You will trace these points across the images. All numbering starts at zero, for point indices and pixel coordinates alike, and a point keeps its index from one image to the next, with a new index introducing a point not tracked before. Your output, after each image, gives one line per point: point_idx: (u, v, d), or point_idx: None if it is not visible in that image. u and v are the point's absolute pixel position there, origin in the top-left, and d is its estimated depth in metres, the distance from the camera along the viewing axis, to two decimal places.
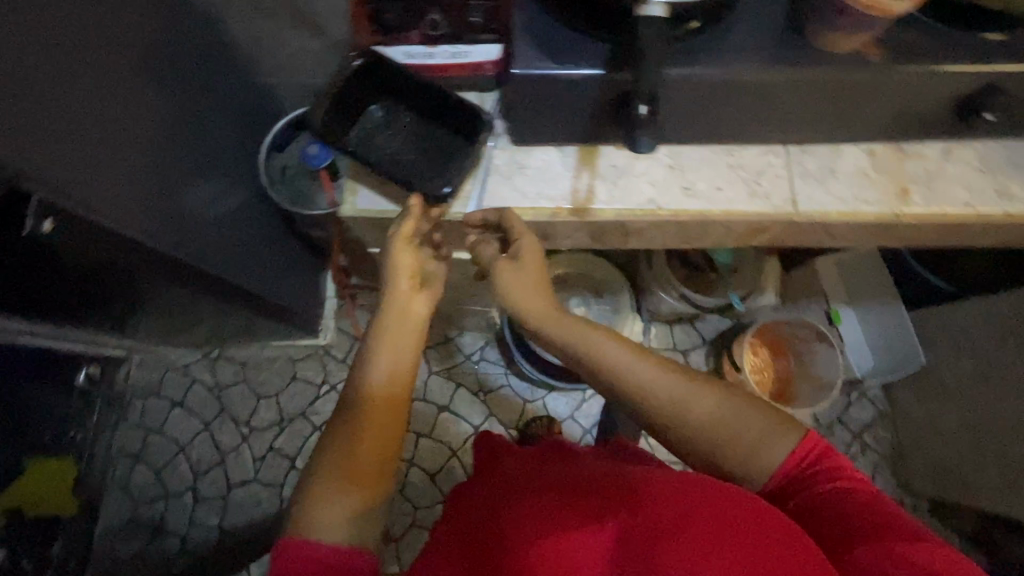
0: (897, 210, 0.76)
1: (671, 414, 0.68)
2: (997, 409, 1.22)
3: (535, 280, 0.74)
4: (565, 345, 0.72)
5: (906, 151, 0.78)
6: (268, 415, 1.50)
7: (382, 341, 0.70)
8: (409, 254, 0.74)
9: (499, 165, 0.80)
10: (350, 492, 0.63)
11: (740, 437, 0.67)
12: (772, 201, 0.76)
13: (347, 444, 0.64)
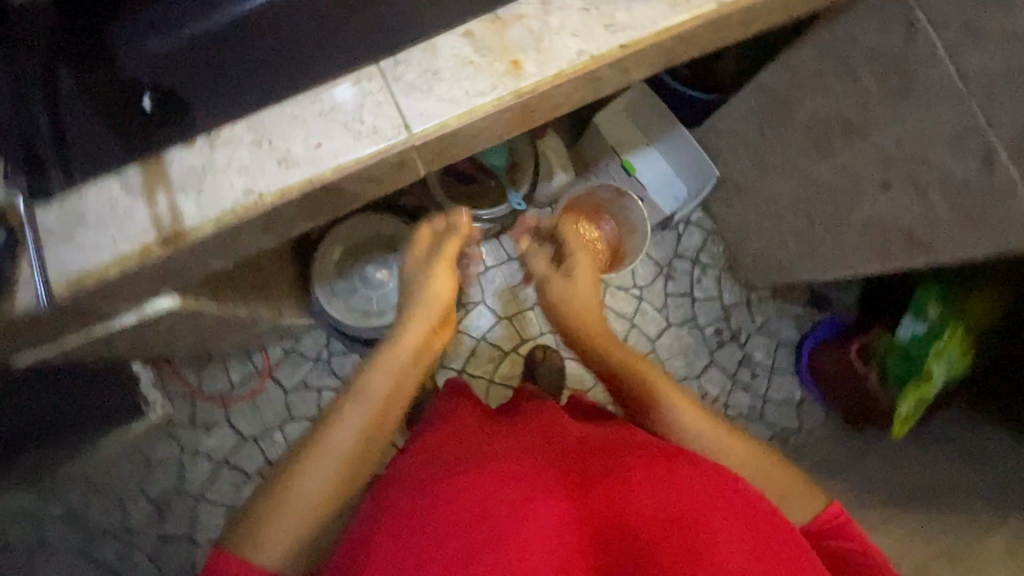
0: (512, 92, 0.58)
1: (677, 400, 0.81)
2: (778, 199, 1.26)
3: (585, 298, 0.98)
4: (606, 359, 0.90)
5: (502, 18, 0.59)
6: (141, 513, 1.39)
7: (404, 362, 0.79)
8: (446, 277, 0.91)
9: (52, 227, 0.57)
10: (319, 477, 0.68)
11: (731, 452, 0.77)
12: (382, 135, 0.58)
13: (342, 426, 0.72)
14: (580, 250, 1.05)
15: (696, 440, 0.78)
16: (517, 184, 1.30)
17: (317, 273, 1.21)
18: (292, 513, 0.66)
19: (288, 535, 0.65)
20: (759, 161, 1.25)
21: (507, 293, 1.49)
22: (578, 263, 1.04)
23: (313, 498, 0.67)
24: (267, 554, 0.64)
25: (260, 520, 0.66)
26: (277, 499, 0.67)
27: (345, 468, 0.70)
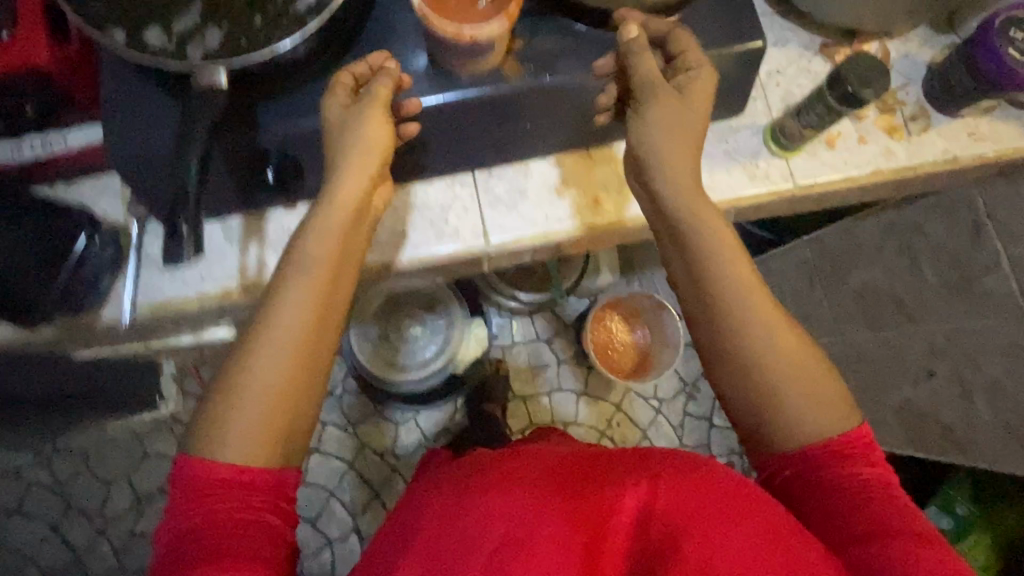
0: (588, 224, 0.63)
1: (759, 320, 0.55)
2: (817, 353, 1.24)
3: (684, 141, 0.54)
4: (660, 147, 0.53)
5: (592, 156, 0.64)
6: (121, 502, 1.39)
7: (350, 172, 0.52)
8: (381, 128, 0.52)
9: (154, 254, 0.62)
10: (239, 416, 0.51)
11: (787, 384, 0.55)
12: (462, 236, 0.62)
13: (291, 314, 0.52)
14: (698, 58, 0.54)
15: (752, 386, 0.55)
16: (562, 275, 1.36)
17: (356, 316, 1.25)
18: (250, 405, 0.51)
19: (248, 439, 0.51)
20: (806, 311, 1.25)
21: (528, 373, 1.50)
22: (694, 115, 0.53)
23: (267, 389, 0.51)
24: (233, 458, 0.50)
25: (216, 417, 0.51)
26: (229, 392, 0.51)
27: (301, 354, 0.52)
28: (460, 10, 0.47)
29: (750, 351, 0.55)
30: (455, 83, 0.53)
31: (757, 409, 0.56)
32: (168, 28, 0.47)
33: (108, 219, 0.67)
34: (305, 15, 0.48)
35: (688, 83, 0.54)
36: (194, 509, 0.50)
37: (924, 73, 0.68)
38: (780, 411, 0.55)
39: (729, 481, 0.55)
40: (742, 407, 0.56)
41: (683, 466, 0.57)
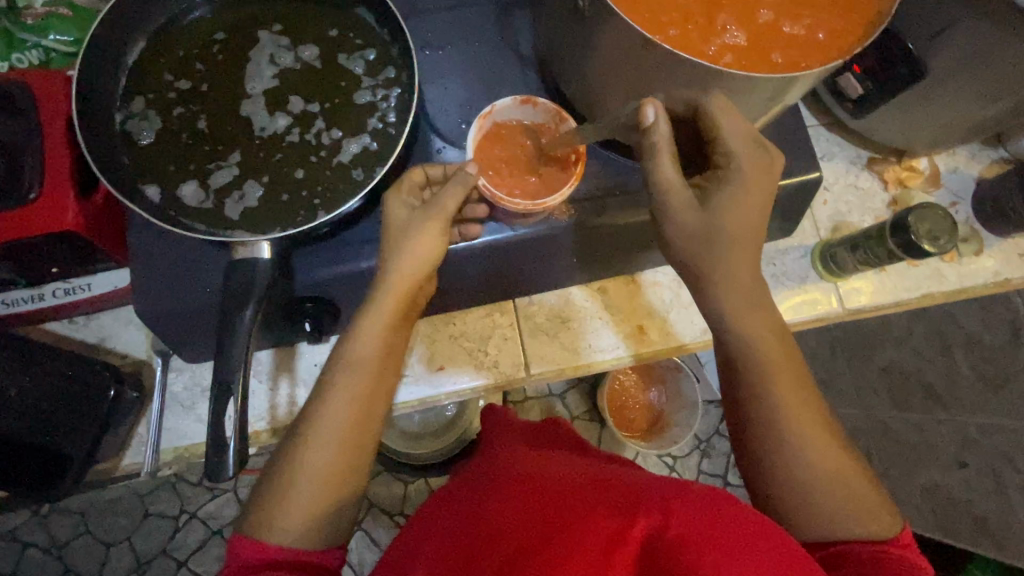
0: (635, 354, 0.59)
1: (792, 411, 0.45)
2: None
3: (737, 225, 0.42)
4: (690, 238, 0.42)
5: (636, 281, 0.60)
6: (122, 564, 1.35)
7: (418, 256, 0.44)
8: (436, 236, 0.44)
9: (178, 392, 0.54)
10: (294, 509, 0.42)
11: (813, 492, 0.45)
12: (501, 369, 0.58)
13: (347, 396, 0.44)
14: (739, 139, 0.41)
15: (774, 484, 0.45)
16: None
17: None
18: (306, 484, 0.42)
19: (298, 529, 0.42)
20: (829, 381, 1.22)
21: None
22: (727, 205, 0.42)
23: (325, 477, 0.43)
24: (283, 540, 0.41)
25: (265, 506, 0.42)
26: (285, 476, 0.43)
27: (361, 441, 0.44)
28: (518, 183, 0.48)
29: (773, 449, 0.45)
30: (505, 228, 0.49)
31: (774, 494, 0.46)
32: (207, 183, 0.45)
33: (131, 358, 0.54)
34: (350, 166, 0.46)
35: (730, 186, 0.42)
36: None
37: (973, 191, 0.66)
38: (804, 516, 0.45)
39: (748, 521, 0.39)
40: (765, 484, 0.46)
41: (699, 498, 0.40)
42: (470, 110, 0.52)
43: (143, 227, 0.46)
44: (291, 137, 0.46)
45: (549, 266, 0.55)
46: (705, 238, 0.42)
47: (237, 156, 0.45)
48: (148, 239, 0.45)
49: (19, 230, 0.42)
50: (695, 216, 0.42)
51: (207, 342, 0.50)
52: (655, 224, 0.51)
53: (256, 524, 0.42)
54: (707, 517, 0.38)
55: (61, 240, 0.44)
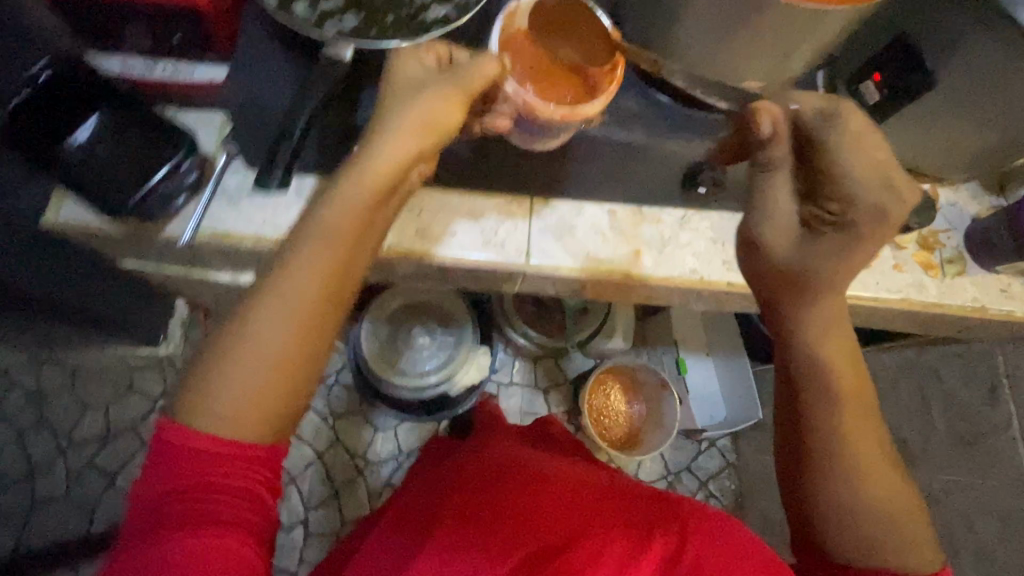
0: (626, 274, 0.65)
1: (857, 454, 0.54)
2: None
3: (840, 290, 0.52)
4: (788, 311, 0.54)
5: (644, 212, 0.66)
6: (92, 428, 1.38)
7: (392, 162, 0.49)
8: (444, 106, 0.50)
9: (229, 187, 0.62)
10: (227, 393, 0.46)
11: (870, 521, 0.54)
12: (505, 252, 0.64)
13: (301, 281, 0.47)
14: (862, 169, 0.48)
15: (827, 512, 0.55)
16: (580, 329, 1.33)
17: (372, 311, 1.25)
18: (251, 364, 0.46)
19: (238, 408, 0.46)
20: None
21: (517, 416, 1.51)
22: (822, 250, 0.51)
23: (270, 358, 0.47)
24: (216, 432, 0.46)
25: (202, 389, 0.46)
26: (221, 361, 0.47)
27: (317, 326, 0.48)
28: (546, 80, 0.57)
29: (834, 489, 0.55)
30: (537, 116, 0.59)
31: (832, 520, 0.55)
32: (316, 5, 0.54)
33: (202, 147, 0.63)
34: (431, 24, 0.56)
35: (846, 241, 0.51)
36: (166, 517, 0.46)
37: (967, 224, 0.71)
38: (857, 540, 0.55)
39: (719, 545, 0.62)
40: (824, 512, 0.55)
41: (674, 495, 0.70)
42: None
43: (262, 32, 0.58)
44: None
45: (570, 166, 0.66)
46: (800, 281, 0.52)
47: None
48: None
49: None
50: (795, 250, 0.52)
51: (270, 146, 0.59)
52: None
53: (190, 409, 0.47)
54: (711, 534, 0.63)
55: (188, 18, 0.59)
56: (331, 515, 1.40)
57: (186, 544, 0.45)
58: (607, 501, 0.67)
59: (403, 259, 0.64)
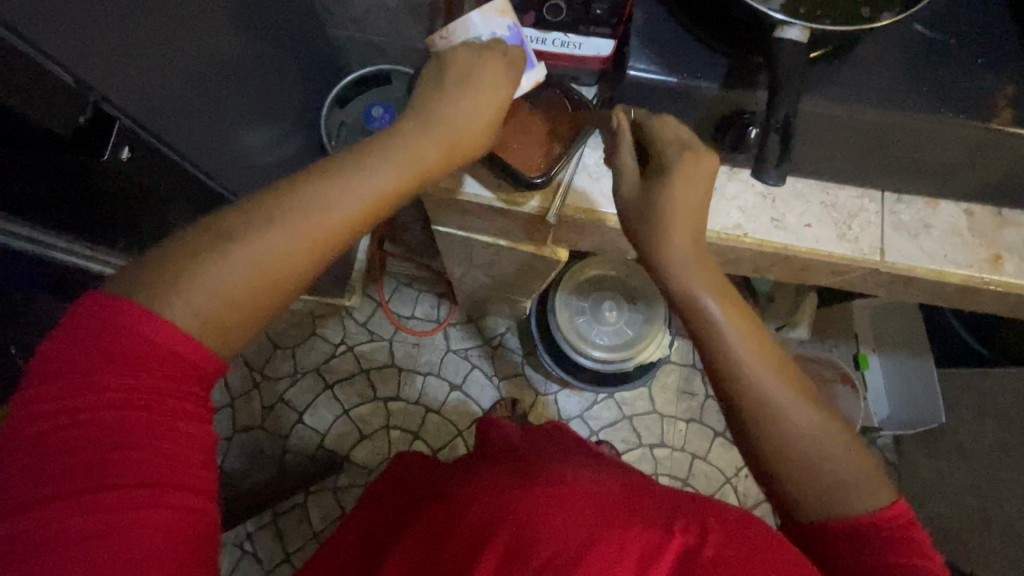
0: (989, 278, 0.62)
1: (785, 392, 0.52)
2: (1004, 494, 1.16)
3: (692, 222, 0.54)
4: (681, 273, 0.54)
5: (1004, 215, 0.63)
6: (282, 366, 1.48)
7: (420, 150, 0.52)
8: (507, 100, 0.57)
9: (589, 163, 0.66)
10: (197, 284, 0.43)
11: (812, 457, 0.51)
12: (860, 246, 0.63)
13: (324, 209, 0.47)
14: (676, 141, 0.54)
15: (790, 461, 0.52)
16: (771, 314, 1.29)
17: (564, 280, 1.27)
18: (238, 265, 0.44)
19: (205, 311, 0.44)
20: (1007, 444, 1.16)
21: (673, 394, 1.50)
22: (673, 188, 0.53)
23: (257, 264, 0.45)
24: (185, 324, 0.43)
25: (172, 284, 0.43)
26: (201, 254, 0.44)
27: (311, 250, 0.47)
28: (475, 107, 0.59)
29: (779, 440, 0.51)
30: (945, 108, 0.53)
31: (788, 478, 0.52)
32: None
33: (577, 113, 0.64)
34: (860, 4, 0.53)
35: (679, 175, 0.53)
36: (65, 467, 0.39)
37: None
38: (821, 493, 0.51)
39: (734, 539, 0.52)
40: (780, 471, 0.52)
41: (701, 503, 0.58)
42: (936, 9, 0.57)
43: (661, 18, 0.56)
44: None
45: (941, 175, 0.60)
46: (656, 216, 0.54)
47: None
48: (673, 34, 0.56)
49: None
50: (642, 193, 0.55)
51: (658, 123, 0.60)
52: None
53: (150, 306, 0.42)
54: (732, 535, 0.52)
55: None
56: (364, 449, 1.44)
57: (98, 463, 0.39)
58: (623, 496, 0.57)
59: (759, 248, 0.64)
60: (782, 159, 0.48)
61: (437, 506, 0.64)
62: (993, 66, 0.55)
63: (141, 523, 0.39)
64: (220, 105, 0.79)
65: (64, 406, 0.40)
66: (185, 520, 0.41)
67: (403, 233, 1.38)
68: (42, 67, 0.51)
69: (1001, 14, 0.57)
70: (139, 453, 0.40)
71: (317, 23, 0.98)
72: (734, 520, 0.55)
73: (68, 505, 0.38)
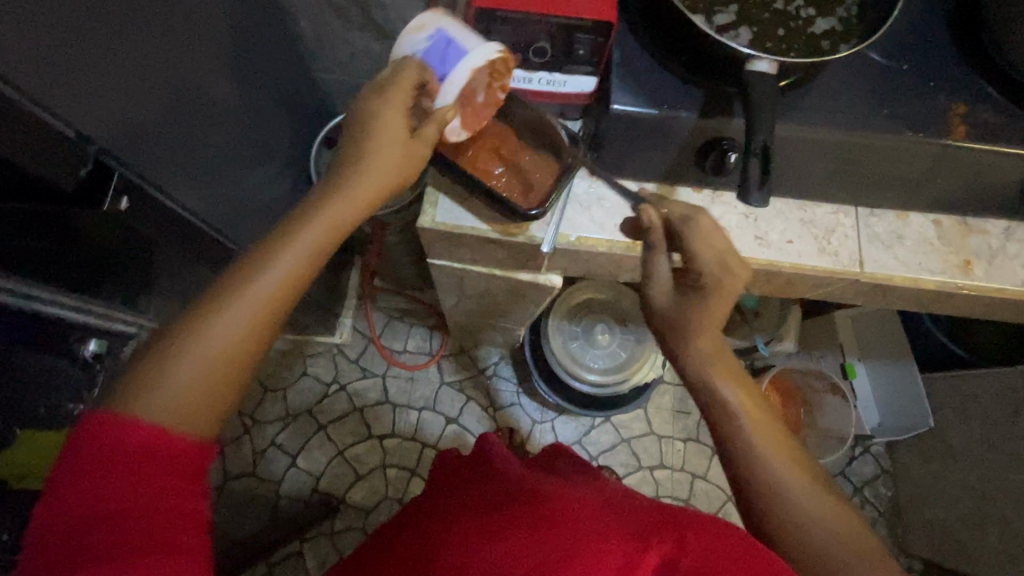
0: (961, 282, 0.65)
1: (791, 475, 0.53)
2: (996, 493, 1.18)
3: (714, 319, 0.58)
4: (697, 363, 0.58)
5: (969, 224, 0.67)
6: (273, 410, 1.45)
7: (355, 200, 0.54)
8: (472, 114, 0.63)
9: (578, 193, 0.69)
10: (165, 374, 0.44)
11: (818, 534, 0.51)
12: (840, 259, 0.66)
13: (266, 280, 0.48)
14: (705, 250, 0.57)
15: (795, 541, 0.52)
16: (759, 329, 1.31)
17: (555, 307, 1.29)
18: (194, 354, 0.45)
19: (173, 400, 0.44)
20: (994, 444, 1.19)
21: (668, 415, 1.50)
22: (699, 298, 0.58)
23: (216, 350, 0.46)
24: (159, 421, 0.43)
25: (142, 374, 0.44)
26: (171, 344, 0.45)
27: (267, 319, 0.48)
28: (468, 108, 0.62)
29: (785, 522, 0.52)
30: (904, 127, 0.58)
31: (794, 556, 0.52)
32: (711, 20, 0.57)
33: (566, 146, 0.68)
34: (820, 37, 0.57)
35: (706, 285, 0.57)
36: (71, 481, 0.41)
37: None
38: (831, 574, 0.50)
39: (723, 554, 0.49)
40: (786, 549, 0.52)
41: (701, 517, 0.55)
42: (889, 38, 0.62)
43: (638, 56, 0.60)
44: (776, 5, 0.58)
45: (909, 189, 0.64)
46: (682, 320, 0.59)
47: (737, 5, 0.58)
48: (651, 69, 0.60)
49: (579, 9, 0.58)
50: (675, 302, 0.59)
51: (642, 152, 0.64)
52: None
53: (120, 405, 0.43)
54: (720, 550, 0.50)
55: (594, 29, 0.59)
56: (360, 490, 1.41)
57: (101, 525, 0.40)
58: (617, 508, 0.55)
59: (745, 266, 0.67)
60: (765, 179, 0.52)
61: (427, 517, 0.63)
62: (944, 88, 0.59)
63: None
64: (213, 150, 0.80)
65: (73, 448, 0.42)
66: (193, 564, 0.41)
67: (393, 268, 1.39)
68: (50, 128, 0.52)
69: (948, 39, 0.62)
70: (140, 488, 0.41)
71: (303, 68, 1.01)
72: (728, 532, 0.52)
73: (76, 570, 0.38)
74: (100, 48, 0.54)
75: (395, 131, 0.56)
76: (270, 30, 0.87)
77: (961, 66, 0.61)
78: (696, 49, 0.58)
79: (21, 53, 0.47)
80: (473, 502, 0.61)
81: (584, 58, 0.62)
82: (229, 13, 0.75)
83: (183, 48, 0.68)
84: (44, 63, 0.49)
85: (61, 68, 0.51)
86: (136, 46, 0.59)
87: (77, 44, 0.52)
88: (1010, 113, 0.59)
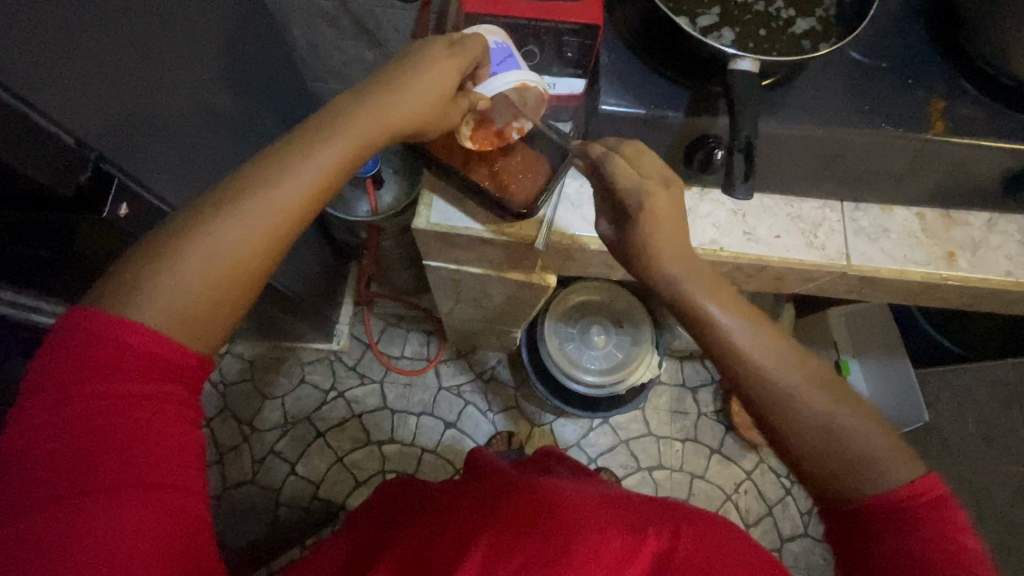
0: (946, 273, 0.67)
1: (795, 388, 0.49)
2: (992, 485, 1.19)
3: (680, 240, 0.54)
4: (673, 288, 0.54)
5: (952, 216, 0.69)
6: (271, 418, 1.45)
7: (379, 122, 0.51)
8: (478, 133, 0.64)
9: (571, 192, 0.70)
10: (170, 273, 0.43)
11: (831, 445, 0.48)
12: (828, 252, 0.67)
13: (280, 197, 0.46)
14: (635, 181, 0.56)
15: (809, 450, 0.48)
16: None
17: (552, 309, 1.30)
18: (196, 259, 0.44)
19: (181, 301, 0.43)
20: (988, 436, 1.20)
21: (666, 415, 1.51)
22: (648, 229, 0.55)
23: (226, 255, 0.44)
24: (155, 323, 0.42)
25: (145, 273, 0.43)
26: (179, 244, 0.43)
27: (281, 228, 0.47)
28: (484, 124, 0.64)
29: (790, 435, 0.49)
30: (884, 122, 0.59)
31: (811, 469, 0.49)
32: (695, 22, 0.59)
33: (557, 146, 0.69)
34: (801, 37, 0.59)
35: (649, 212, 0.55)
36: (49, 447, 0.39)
37: None
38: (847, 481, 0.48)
39: (711, 543, 0.51)
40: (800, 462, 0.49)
41: (691, 511, 0.56)
42: (868, 37, 0.63)
43: (625, 58, 0.62)
44: (757, 6, 0.60)
45: (892, 183, 0.66)
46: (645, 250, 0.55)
47: (719, 7, 0.59)
48: (637, 70, 0.61)
49: (568, 13, 0.59)
50: (622, 240, 0.58)
51: None
52: (1016, 152, 0.60)
53: (120, 304, 0.42)
54: (708, 540, 0.51)
55: (584, 32, 0.60)
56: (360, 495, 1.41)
57: (88, 467, 0.39)
58: (609, 501, 0.56)
59: (735, 261, 0.68)
60: (748, 175, 0.54)
61: (428, 512, 0.63)
62: (922, 84, 0.61)
63: (138, 527, 0.40)
64: (212, 157, 0.81)
65: (46, 413, 0.40)
66: (178, 522, 0.42)
67: (390, 273, 1.40)
68: (51, 135, 0.54)
69: (924, 37, 0.64)
70: (125, 457, 0.40)
71: (297, 77, 1.03)
72: (713, 526, 0.54)
73: (60, 511, 0.39)
74: (98, 56, 0.56)
75: (422, 56, 0.54)
76: (264, 39, 0.89)
77: (937, 63, 0.63)
78: (681, 49, 0.59)
79: (19, 62, 0.48)
80: (472, 497, 0.61)
81: (574, 60, 0.63)
82: (222, 23, 0.77)
83: (181, 57, 0.69)
84: (45, 73, 0.50)
85: (61, 77, 0.52)
86: (133, 54, 0.60)
87: (72, 53, 0.53)
88: (986, 107, 0.61)
